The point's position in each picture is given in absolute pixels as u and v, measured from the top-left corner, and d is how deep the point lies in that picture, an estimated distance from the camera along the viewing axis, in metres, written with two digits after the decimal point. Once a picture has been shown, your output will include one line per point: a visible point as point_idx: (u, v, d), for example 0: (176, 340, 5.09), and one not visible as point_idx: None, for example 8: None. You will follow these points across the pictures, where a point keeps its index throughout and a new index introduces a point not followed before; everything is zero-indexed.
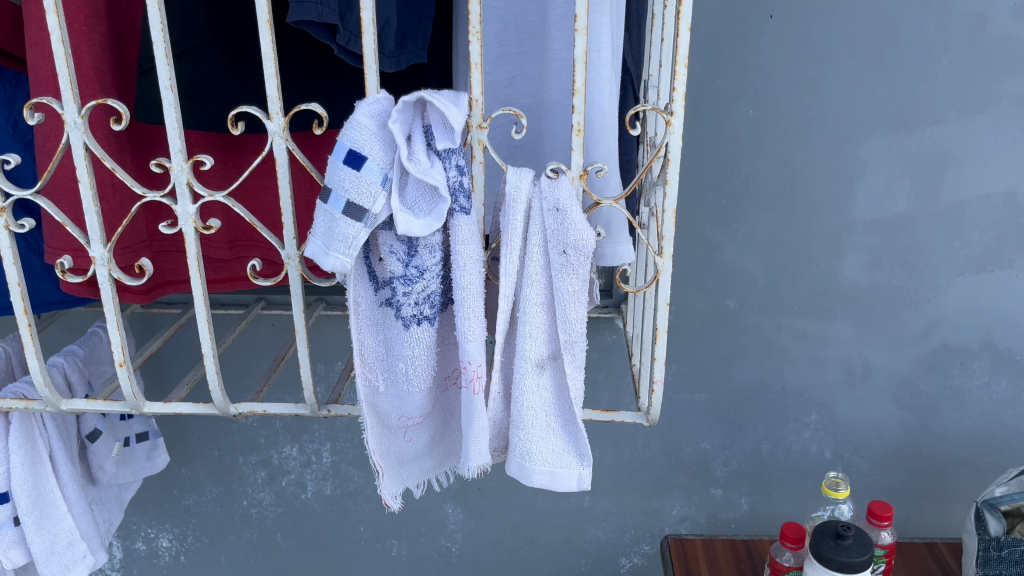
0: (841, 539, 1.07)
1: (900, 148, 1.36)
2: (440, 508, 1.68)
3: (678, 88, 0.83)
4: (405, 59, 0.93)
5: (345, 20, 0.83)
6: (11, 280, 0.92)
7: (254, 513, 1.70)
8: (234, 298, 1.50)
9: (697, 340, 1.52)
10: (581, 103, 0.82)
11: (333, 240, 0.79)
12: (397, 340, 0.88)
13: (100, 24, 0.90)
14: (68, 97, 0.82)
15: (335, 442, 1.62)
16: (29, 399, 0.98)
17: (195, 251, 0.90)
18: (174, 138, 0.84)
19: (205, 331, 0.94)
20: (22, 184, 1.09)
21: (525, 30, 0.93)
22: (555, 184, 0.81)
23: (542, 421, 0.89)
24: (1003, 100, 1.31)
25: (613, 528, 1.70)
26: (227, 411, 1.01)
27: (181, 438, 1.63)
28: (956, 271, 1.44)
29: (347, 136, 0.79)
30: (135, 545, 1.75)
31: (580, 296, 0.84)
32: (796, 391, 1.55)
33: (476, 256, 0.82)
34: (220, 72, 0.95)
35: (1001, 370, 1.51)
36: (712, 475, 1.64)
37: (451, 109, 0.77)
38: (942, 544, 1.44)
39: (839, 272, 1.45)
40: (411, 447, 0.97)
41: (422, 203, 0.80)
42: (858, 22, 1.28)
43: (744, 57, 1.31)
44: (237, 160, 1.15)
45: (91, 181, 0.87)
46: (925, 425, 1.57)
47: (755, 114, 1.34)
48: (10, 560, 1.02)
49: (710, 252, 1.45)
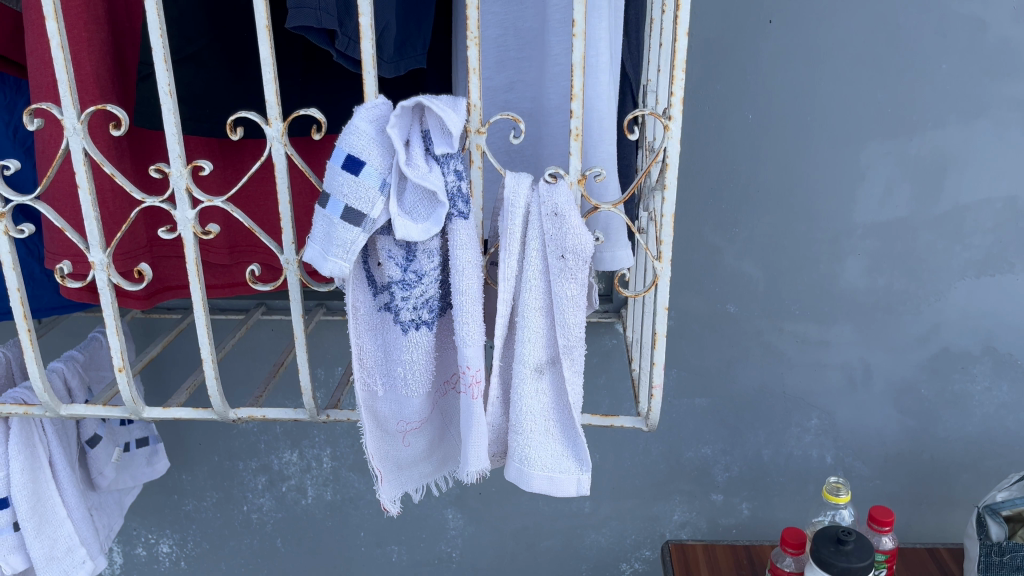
0: (841, 544, 1.06)
1: (900, 152, 1.36)
2: (440, 514, 1.68)
3: (676, 92, 0.82)
4: (405, 65, 0.93)
5: (344, 25, 0.83)
6: (11, 286, 0.92)
7: (254, 518, 1.70)
8: (234, 303, 1.50)
9: (697, 344, 1.51)
10: (580, 107, 0.82)
11: (331, 244, 0.79)
12: (396, 344, 0.88)
13: (100, 30, 0.90)
14: (68, 102, 0.83)
15: (335, 447, 1.62)
16: (29, 404, 0.98)
17: (195, 256, 0.90)
18: (173, 143, 0.85)
19: (205, 336, 0.94)
20: (22, 189, 1.09)
21: (525, 35, 0.93)
22: (553, 189, 0.81)
23: (541, 426, 0.88)
24: (1002, 104, 1.31)
25: (613, 534, 1.69)
26: (226, 416, 1.00)
27: (181, 444, 1.63)
28: (956, 275, 1.43)
29: (345, 140, 0.79)
30: (135, 550, 1.75)
31: (578, 301, 0.84)
32: (796, 395, 1.55)
33: (474, 261, 0.82)
34: (219, 77, 0.96)
35: (1002, 374, 1.50)
36: (713, 480, 1.64)
37: (450, 114, 0.77)
38: (944, 550, 1.43)
39: (839, 276, 1.45)
40: (410, 451, 0.97)
41: (420, 207, 0.80)
42: (857, 26, 1.28)
43: (743, 62, 1.31)
44: (238, 165, 1.15)
45: (90, 187, 0.87)
46: (926, 430, 1.56)
47: (753, 118, 1.34)
48: (11, 565, 1.02)
49: (710, 256, 1.45)
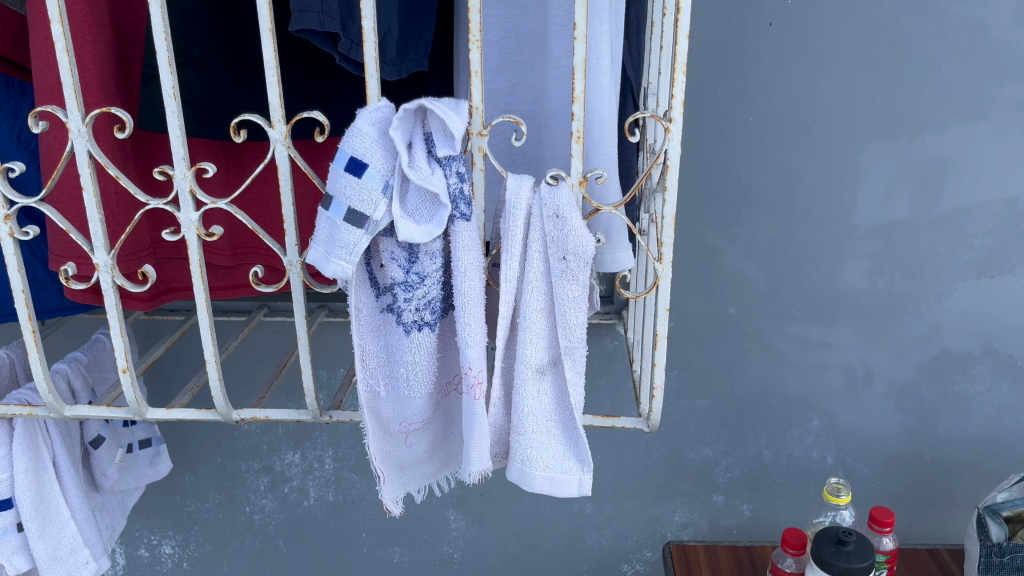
0: (841, 545, 1.06)
1: (900, 154, 1.36)
2: (442, 515, 1.68)
3: (677, 95, 0.83)
4: (406, 68, 0.94)
5: (346, 29, 0.84)
6: (15, 287, 0.92)
7: (256, 520, 1.70)
8: (236, 305, 1.51)
9: (697, 345, 1.52)
10: (581, 110, 0.82)
11: (334, 246, 0.80)
12: (398, 345, 0.89)
13: (104, 33, 0.91)
14: (73, 105, 0.83)
15: (337, 448, 1.62)
16: (33, 405, 0.99)
17: (199, 257, 0.90)
18: (177, 146, 0.85)
19: (208, 337, 0.94)
20: (26, 191, 1.10)
21: (525, 38, 0.94)
22: (555, 191, 0.81)
23: (543, 427, 0.89)
24: (1002, 106, 1.32)
25: (615, 535, 1.70)
26: (229, 417, 1.01)
27: (184, 445, 1.63)
28: (957, 277, 1.44)
29: (348, 143, 0.79)
30: (138, 551, 1.75)
31: (580, 302, 0.84)
32: (797, 397, 1.55)
33: (476, 262, 0.83)
34: (222, 80, 0.96)
35: (1003, 375, 1.50)
36: (714, 482, 1.64)
37: (451, 116, 0.77)
38: (945, 550, 1.43)
39: (839, 278, 1.45)
40: (412, 452, 0.98)
41: (422, 209, 0.80)
42: (857, 28, 1.28)
43: (744, 65, 1.32)
44: (240, 168, 1.16)
45: (94, 189, 0.87)
46: (927, 431, 1.56)
47: (753, 120, 1.35)
48: (14, 566, 1.02)
49: (711, 258, 1.45)
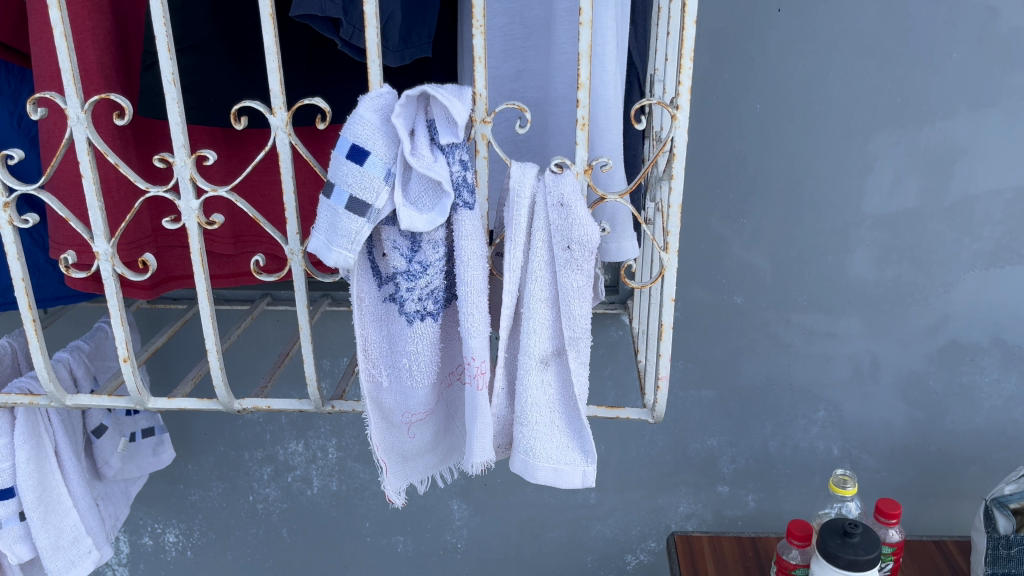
0: (847, 537, 1.05)
1: (909, 143, 1.34)
2: (445, 505, 1.68)
3: (683, 81, 0.81)
4: (410, 54, 0.92)
5: (349, 13, 0.82)
6: (16, 276, 0.91)
7: (259, 509, 1.71)
8: (239, 293, 1.50)
9: (703, 336, 1.51)
10: (586, 96, 0.80)
11: (335, 235, 0.79)
12: (401, 336, 0.88)
13: (105, 18, 0.90)
14: (72, 91, 0.82)
15: (340, 437, 1.62)
16: (34, 395, 0.98)
17: (200, 246, 0.89)
18: (177, 132, 0.84)
19: (209, 325, 0.93)
20: (26, 179, 1.09)
21: (531, 24, 0.92)
22: (559, 179, 0.80)
23: (547, 418, 0.88)
24: (1013, 94, 1.29)
25: (618, 525, 1.69)
26: (231, 406, 1.00)
27: (186, 434, 1.64)
28: (966, 267, 1.42)
29: (350, 130, 0.78)
30: (142, 540, 1.76)
31: (584, 292, 0.83)
32: (803, 388, 1.54)
33: (479, 252, 0.81)
34: (222, 67, 0.94)
35: (1012, 366, 1.49)
36: (718, 472, 1.63)
37: (455, 103, 0.76)
38: (952, 543, 1.42)
39: (846, 268, 1.44)
40: (415, 443, 0.97)
41: (425, 198, 0.79)
42: (866, 14, 1.26)
43: (751, 52, 1.30)
44: (241, 155, 1.15)
45: (94, 177, 0.86)
46: (934, 422, 1.55)
47: (760, 108, 1.33)
48: (17, 555, 1.02)
49: (717, 248, 1.44)
